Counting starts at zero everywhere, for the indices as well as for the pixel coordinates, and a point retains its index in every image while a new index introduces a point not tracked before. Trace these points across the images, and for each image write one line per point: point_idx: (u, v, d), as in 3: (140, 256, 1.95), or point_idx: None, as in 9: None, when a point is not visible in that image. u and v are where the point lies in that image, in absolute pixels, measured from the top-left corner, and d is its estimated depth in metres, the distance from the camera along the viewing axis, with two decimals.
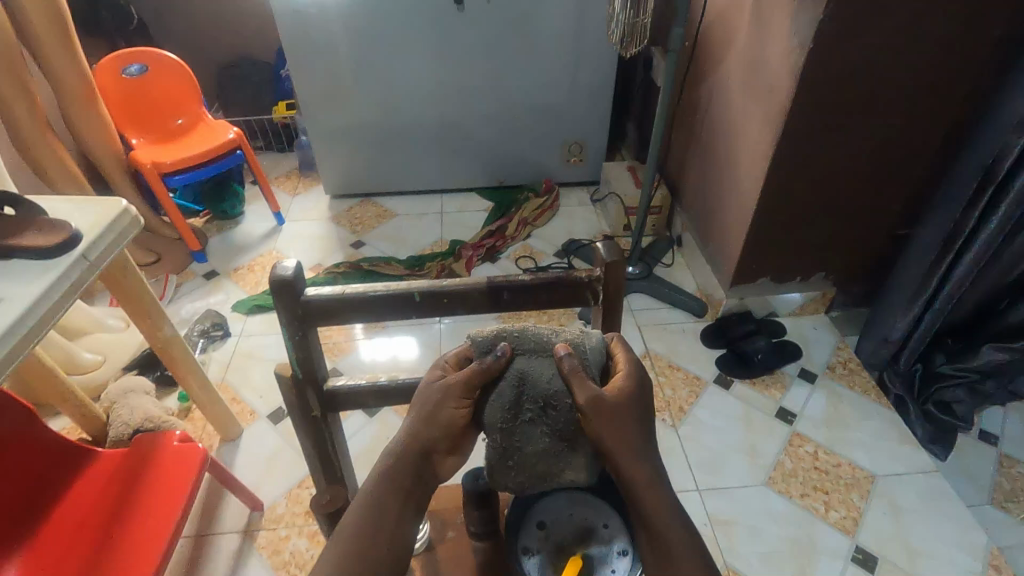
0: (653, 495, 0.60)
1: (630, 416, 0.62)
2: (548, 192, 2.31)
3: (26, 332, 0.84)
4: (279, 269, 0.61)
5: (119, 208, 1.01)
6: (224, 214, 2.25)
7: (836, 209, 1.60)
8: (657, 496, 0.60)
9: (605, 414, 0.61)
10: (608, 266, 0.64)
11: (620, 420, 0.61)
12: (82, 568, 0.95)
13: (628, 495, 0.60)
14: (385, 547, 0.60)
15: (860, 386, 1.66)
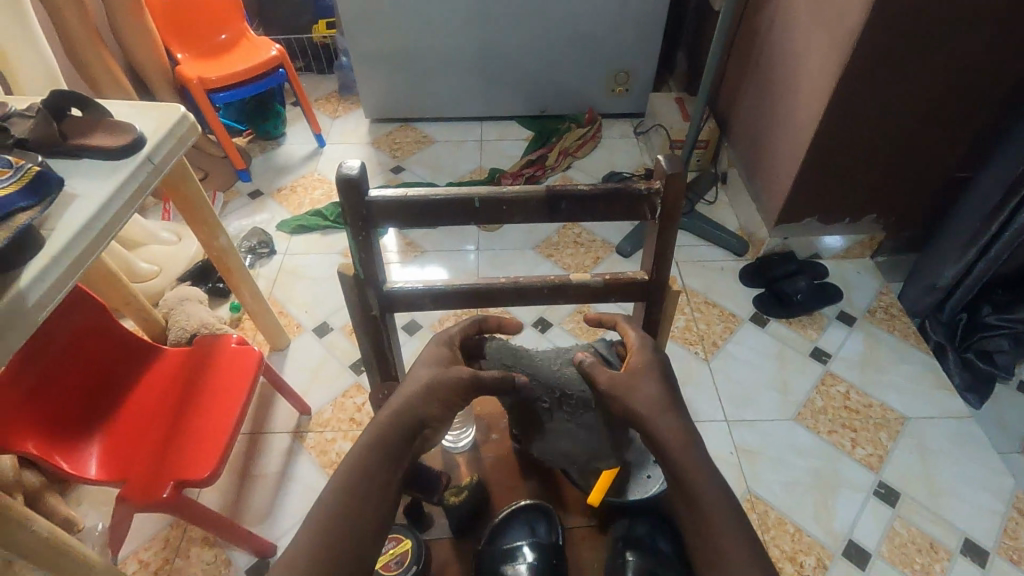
0: (687, 458, 0.62)
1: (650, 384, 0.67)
2: (591, 122, 2.24)
3: (101, 227, 0.89)
4: (344, 168, 0.62)
5: (178, 114, 1.05)
6: (267, 134, 2.27)
7: (895, 147, 1.52)
8: (690, 457, 0.62)
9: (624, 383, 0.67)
10: (669, 178, 0.63)
11: (646, 394, 0.66)
12: (156, 449, 1.04)
13: (662, 423, 0.64)
14: (375, 503, 0.59)
15: (900, 331, 1.64)
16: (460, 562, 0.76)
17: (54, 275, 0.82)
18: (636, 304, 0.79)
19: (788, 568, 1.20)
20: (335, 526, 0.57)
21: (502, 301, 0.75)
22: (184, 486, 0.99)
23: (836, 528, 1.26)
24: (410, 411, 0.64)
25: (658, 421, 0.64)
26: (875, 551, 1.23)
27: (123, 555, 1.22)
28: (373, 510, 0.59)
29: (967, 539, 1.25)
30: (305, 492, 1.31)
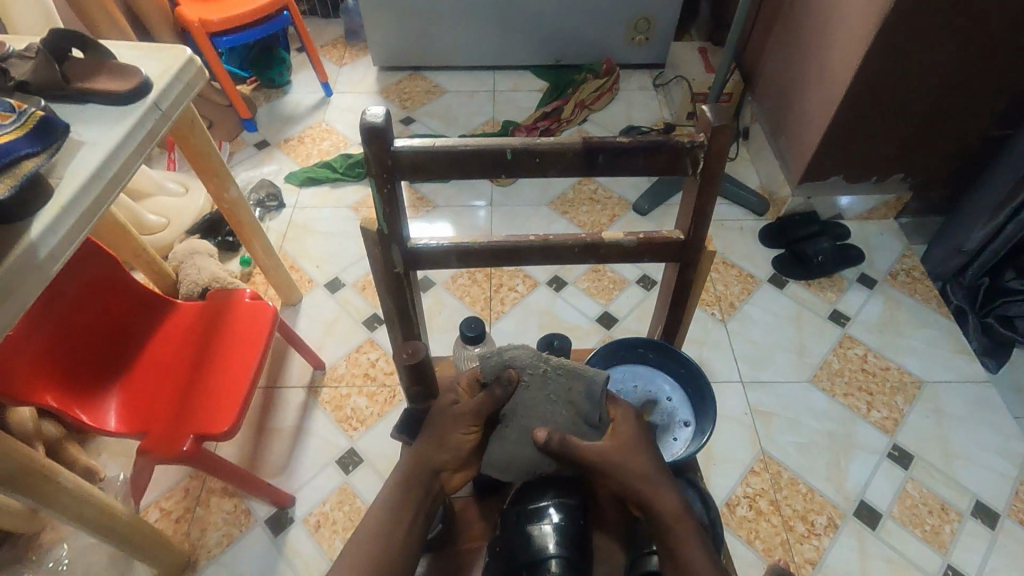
0: (681, 531, 0.60)
1: (647, 453, 0.64)
2: (609, 73, 2.15)
3: (110, 177, 0.86)
4: (369, 115, 0.58)
5: (185, 57, 1.01)
6: (272, 82, 2.18)
7: (932, 102, 1.45)
8: (684, 531, 0.60)
9: (623, 454, 0.62)
10: (716, 130, 0.59)
11: (631, 457, 0.63)
12: (174, 405, 1.04)
13: (657, 492, 0.61)
14: (399, 553, 0.59)
15: (922, 295, 1.61)
16: (484, 521, 0.76)
17: (64, 228, 0.80)
18: (668, 265, 0.76)
19: (799, 526, 1.22)
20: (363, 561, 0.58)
21: (530, 259, 0.73)
22: (203, 440, 0.99)
23: (848, 488, 1.27)
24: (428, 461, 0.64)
25: (659, 495, 0.61)
26: (886, 512, 1.24)
27: (144, 504, 1.24)
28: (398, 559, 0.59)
29: (978, 501, 1.26)
30: (321, 446, 1.32)
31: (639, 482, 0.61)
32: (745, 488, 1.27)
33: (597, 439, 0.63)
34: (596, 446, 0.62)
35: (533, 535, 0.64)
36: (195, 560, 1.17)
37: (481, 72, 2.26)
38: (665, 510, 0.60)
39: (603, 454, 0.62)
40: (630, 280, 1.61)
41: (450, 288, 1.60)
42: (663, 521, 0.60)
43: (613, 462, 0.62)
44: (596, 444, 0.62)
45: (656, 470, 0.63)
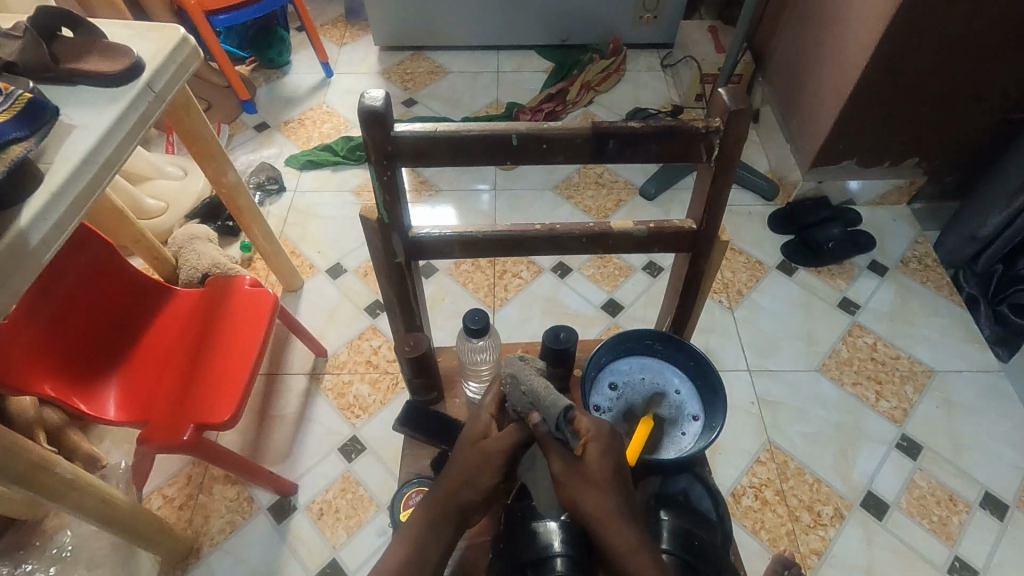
0: (640, 562, 0.56)
1: (611, 487, 0.60)
2: (616, 54, 2.09)
3: (103, 161, 0.84)
4: (368, 99, 0.55)
5: (178, 37, 0.97)
6: (272, 62, 2.14)
7: (950, 84, 1.40)
8: (643, 561, 0.56)
9: (580, 481, 0.59)
10: (733, 115, 0.56)
11: (603, 487, 0.59)
12: (174, 393, 1.03)
13: (614, 528, 0.58)
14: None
15: (933, 282, 1.58)
16: (488, 514, 0.74)
17: (55, 214, 0.78)
18: (680, 255, 0.73)
19: (805, 516, 1.21)
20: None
21: (536, 249, 0.70)
22: (205, 429, 0.98)
23: (855, 479, 1.26)
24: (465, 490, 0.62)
25: (613, 532, 0.58)
26: (894, 503, 1.23)
27: (147, 491, 1.24)
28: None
29: (987, 493, 1.24)
30: (323, 433, 1.32)
31: (595, 515, 0.58)
32: (751, 478, 1.25)
33: (562, 462, 0.60)
34: (557, 467, 0.60)
35: (538, 533, 0.62)
36: (199, 547, 1.17)
37: (484, 52, 2.21)
38: (618, 543, 0.57)
39: (571, 471, 0.60)
40: (636, 267, 1.58)
41: (453, 274, 1.58)
42: (616, 553, 0.57)
43: (567, 488, 0.60)
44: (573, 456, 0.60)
45: (623, 506, 0.59)
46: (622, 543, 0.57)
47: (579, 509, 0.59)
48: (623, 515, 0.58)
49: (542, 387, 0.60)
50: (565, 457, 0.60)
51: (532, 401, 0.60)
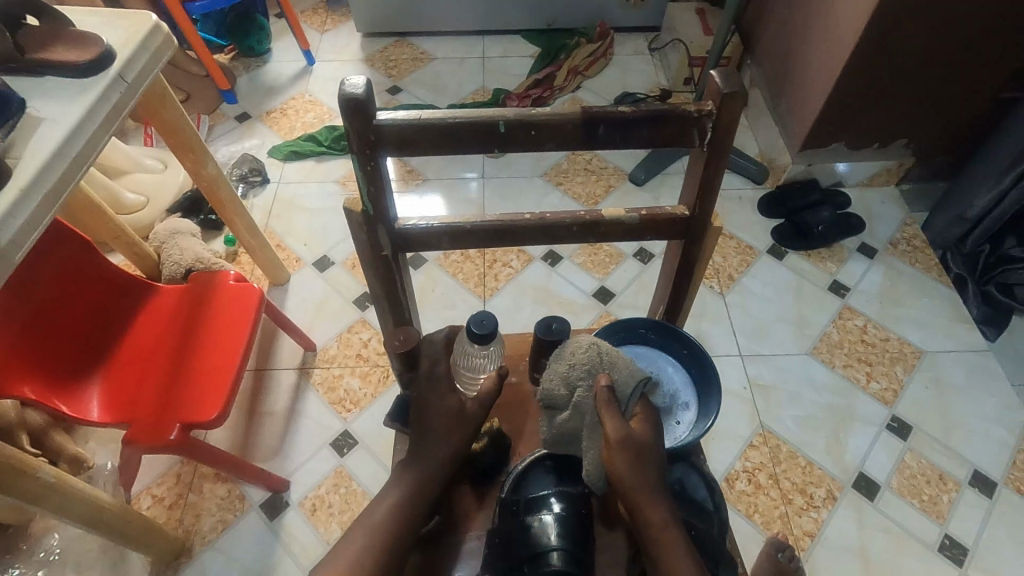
0: (667, 537, 0.58)
1: (651, 460, 0.62)
2: (603, 37, 2.06)
3: (75, 155, 0.81)
4: (348, 86, 0.53)
5: (150, 24, 0.93)
6: (251, 50, 2.08)
7: (939, 65, 1.39)
8: (671, 537, 0.58)
9: (629, 453, 0.61)
10: (726, 98, 0.54)
11: (644, 462, 0.61)
12: (158, 393, 1.00)
13: (648, 505, 0.60)
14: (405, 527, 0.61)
15: (922, 264, 1.58)
16: (483, 511, 0.73)
17: (26, 211, 0.75)
18: (672, 241, 0.72)
19: (798, 499, 1.21)
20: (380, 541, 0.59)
21: (526, 240, 0.68)
22: (192, 428, 0.96)
23: (847, 460, 1.27)
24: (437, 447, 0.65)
25: (645, 511, 0.59)
26: (885, 483, 1.24)
27: (136, 491, 1.22)
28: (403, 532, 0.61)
29: (977, 471, 1.25)
30: (314, 429, 1.30)
31: (636, 486, 0.60)
32: (745, 463, 1.26)
33: (619, 426, 0.61)
34: (615, 434, 0.61)
35: (532, 527, 0.61)
36: (191, 546, 1.16)
37: (469, 37, 2.16)
38: (652, 517, 0.59)
39: (624, 441, 0.61)
40: (627, 254, 1.57)
41: (443, 264, 1.56)
42: (648, 526, 0.59)
43: (617, 458, 0.60)
44: (628, 426, 0.62)
45: (657, 483, 0.61)
46: (652, 517, 0.59)
47: (620, 478, 0.60)
48: (658, 489, 0.61)
49: (621, 357, 0.65)
50: (623, 425, 0.61)
51: (608, 369, 0.64)
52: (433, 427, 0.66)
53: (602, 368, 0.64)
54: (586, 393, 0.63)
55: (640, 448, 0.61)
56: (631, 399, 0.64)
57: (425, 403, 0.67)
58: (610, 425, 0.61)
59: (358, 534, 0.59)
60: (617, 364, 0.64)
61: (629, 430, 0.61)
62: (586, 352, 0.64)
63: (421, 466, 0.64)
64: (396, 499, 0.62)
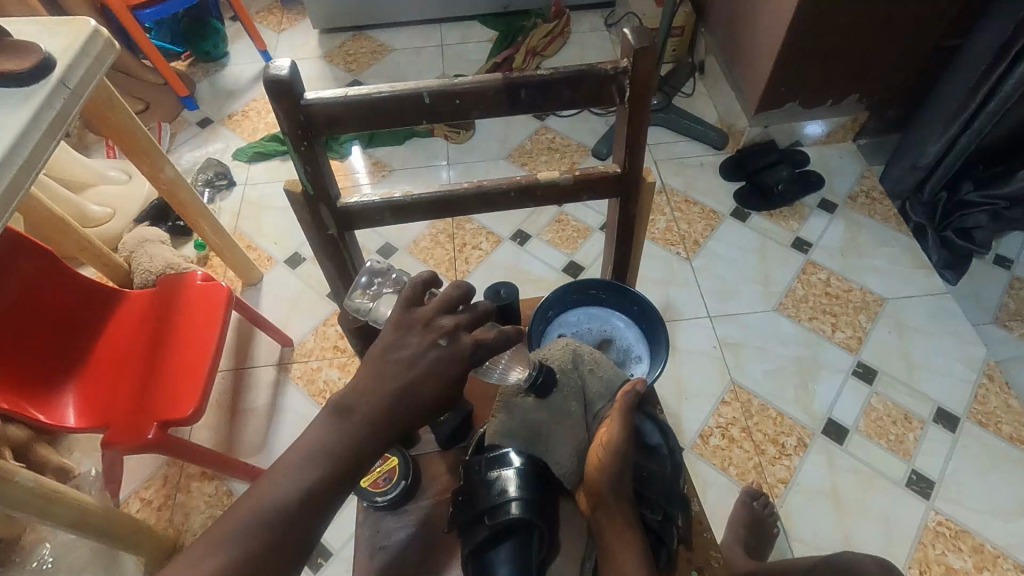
0: (621, 543, 0.61)
1: (627, 473, 0.64)
2: (558, 17, 2.07)
3: (22, 163, 0.82)
4: (272, 69, 0.54)
5: (88, 29, 0.94)
6: (208, 55, 2.07)
7: (882, 17, 1.41)
8: (624, 543, 0.61)
9: (616, 460, 0.63)
10: (638, 55, 0.56)
11: (623, 474, 0.63)
12: (134, 395, 1.02)
13: (612, 512, 0.62)
14: (322, 496, 0.49)
15: (881, 215, 1.62)
16: (451, 473, 0.76)
17: None
18: (611, 201, 0.75)
19: (770, 449, 1.25)
20: (284, 515, 0.47)
21: (468, 208, 0.71)
22: (170, 426, 0.97)
23: (816, 409, 1.31)
24: (394, 416, 0.51)
25: (611, 515, 0.62)
26: (853, 427, 1.28)
27: (124, 496, 1.24)
28: (319, 499, 0.49)
29: (940, 408, 1.30)
30: (297, 422, 1.32)
31: (608, 492, 0.62)
32: (717, 419, 1.29)
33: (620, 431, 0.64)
34: (612, 433, 0.65)
35: (493, 480, 0.63)
36: (182, 544, 1.18)
37: (426, 27, 2.17)
38: (614, 520, 0.62)
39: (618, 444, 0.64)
40: (593, 228, 1.60)
41: (414, 251, 1.58)
42: (607, 529, 0.62)
43: (603, 455, 0.64)
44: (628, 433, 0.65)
45: (626, 493, 0.64)
46: (615, 519, 0.62)
47: (596, 476, 0.63)
48: (626, 490, 0.64)
49: (602, 360, 0.73)
50: (623, 430, 0.65)
51: (591, 366, 0.72)
52: (403, 393, 0.51)
53: (577, 365, 0.71)
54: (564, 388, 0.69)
55: (627, 456, 0.63)
56: (607, 401, 0.71)
57: (427, 375, 0.52)
58: (614, 426, 0.65)
59: (274, 507, 0.48)
60: (601, 367, 0.72)
61: (624, 437, 0.64)
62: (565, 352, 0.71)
63: (372, 441, 0.51)
64: (327, 465, 0.49)
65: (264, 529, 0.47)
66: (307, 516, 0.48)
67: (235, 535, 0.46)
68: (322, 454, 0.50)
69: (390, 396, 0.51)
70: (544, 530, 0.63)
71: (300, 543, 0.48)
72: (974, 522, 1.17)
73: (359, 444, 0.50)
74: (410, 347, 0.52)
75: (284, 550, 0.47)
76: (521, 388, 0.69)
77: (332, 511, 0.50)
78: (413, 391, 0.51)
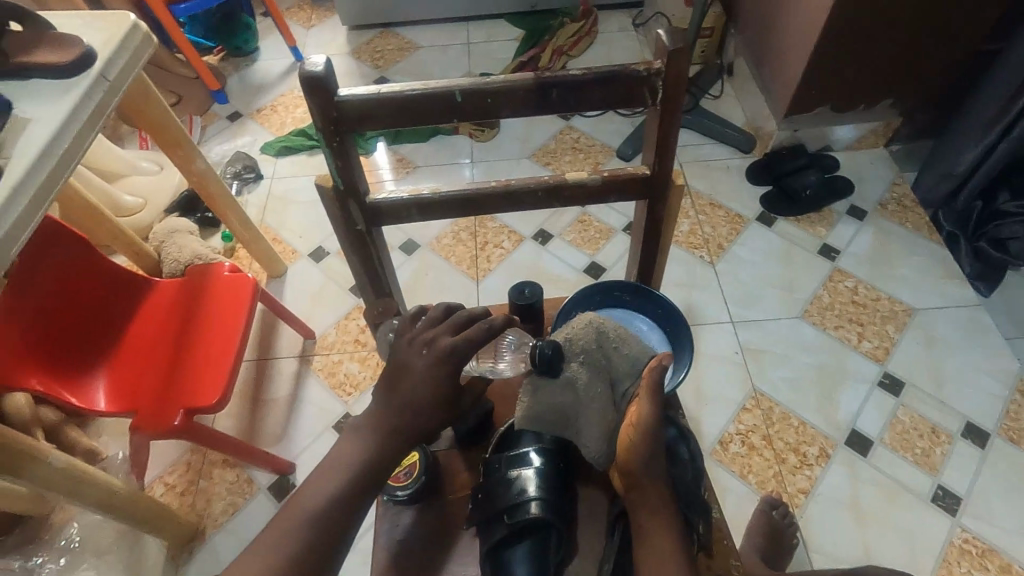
0: (657, 528, 0.60)
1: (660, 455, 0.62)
2: (586, 16, 2.05)
3: (62, 153, 0.84)
4: (307, 65, 0.55)
5: (127, 23, 0.96)
6: (239, 50, 2.11)
7: (919, 20, 1.38)
8: (659, 527, 0.60)
9: (648, 441, 0.61)
10: (671, 56, 0.56)
11: (656, 455, 0.62)
12: (162, 381, 1.04)
13: (645, 502, 0.61)
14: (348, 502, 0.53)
15: (912, 223, 1.58)
16: (470, 470, 0.77)
17: (16, 210, 0.78)
18: (638, 204, 0.74)
19: (791, 458, 1.23)
20: (317, 521, 0.52)
21: (492, 207, 0.71)
22: (193, 413, 0.99)
23: (839, 419, 1.28)
24: (403, 422, 0.56)
25: (644, 498, 0.61)
26: (877, 439, 1.26)
27: (149, 480, 1.27)
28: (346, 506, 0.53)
29: (969, 423, 1.27)
30: (316, 414, 1.34)
31: (643, 474, 0.61)
32: (738, 425, 1.28)
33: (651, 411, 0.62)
34: (643, 412, 0.62)
35: (512, 479, 0.64)
36: (203, 530, 1.20)
37: (453, 25, 2.17)
38: (650, 505, 0.61)
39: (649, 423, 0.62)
40: (616, 229, 1.59)
41: (437, 248, 1.59)
42: (643, 512, 0.61)
43: (637, 438, 0.61)
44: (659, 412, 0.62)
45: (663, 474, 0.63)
46: (650, 500, 0.61)
47: (630, 458, 0.61)
48: (661, 469, 0.62)
49: (629, 336, 0.69)
50: (655, 410, 0.62)
51: (617, 345, 0.68)
52: (406, 399, 0.57)
53: (601, 342, 0.68)
54: (582, 368, 0.66)
55: (661, 435, 0.62)
56: (634, 378, 0.67)
57: (421, 381, 0.56)
58: (643, 404, 0.63)
59: (304, 516, 0.52)
60: (627, 344, 0.68)
61: (654, 416, 0.62)
62: (588, 328, 0.68)
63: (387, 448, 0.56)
64: (349, 474, 0.54)
65: (299, 536, 0.51)
66: (336, 520, 0.52)
67: (275, 544, 0.51)
68: (347, 463, 0.55)
69: (397, 406, 0.56)
70: (561, 532, 0.63)
71: (334, 544, 0.52)
72: (1001, 541, 1.13)
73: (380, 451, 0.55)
74: (401, 359, 0.58)
75: (316, 553, 0.51)
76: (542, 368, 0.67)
77: (362, 515, 0.54)
78: (411, 395, 0.56)
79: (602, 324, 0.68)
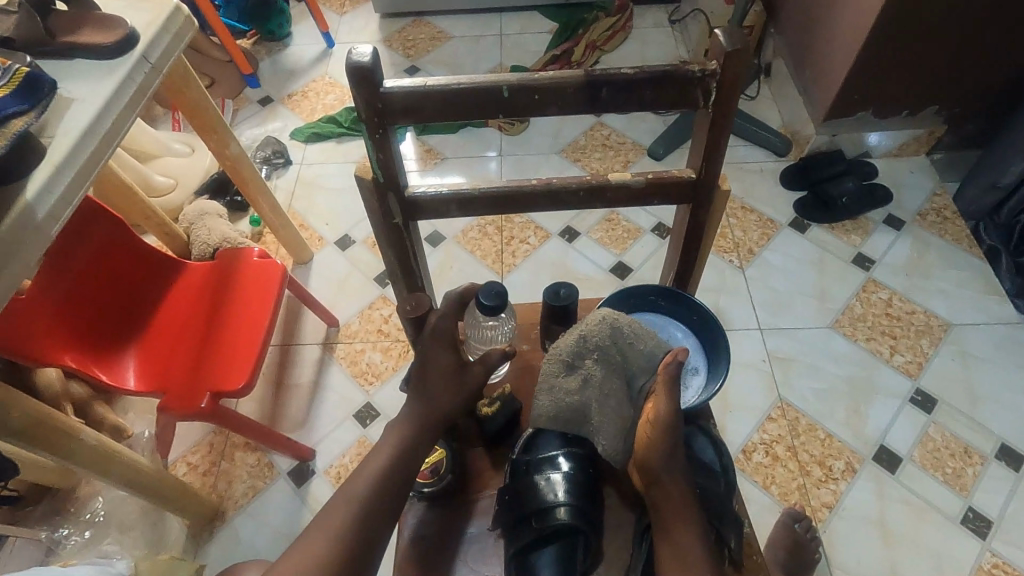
0: (680, 529, 0.59)
1: (681, 452, 0.62)
2: (621, 10, 2.01)
3: (103, 135, 0.85)
4: (355, 55, 0.54)
5: (170, 5, 0.97)
6: (272, 35, 2.11)
7: (972, 26, 1.33)
8: (683, 529, 0.59)
9: (667, 440, 0.60)
10: (728, 56, 0.54)
11: (676, 453, 0.61)
12: (190, 363, 1.05)
13: (670, 505, 0.60)
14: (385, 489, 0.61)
15: (952, 235, 1.53)
16: (496, 469, 0.76)
17: (58, 190, 0.79)
18: (680, 207, 0.72)
19: (816, 471, 1.21)
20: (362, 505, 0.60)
21: (531, 205, 0.70)
22: (221, 396, 1.00)
23: (868, 434, 1.25)
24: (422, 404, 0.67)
25: (667, 498, 0.61)
26: (907, 456, 1.22)
27: (171, 459, 1.28)
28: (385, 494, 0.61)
29: (1003, 445, 1.23)
30: (337, 401, 1.34)
31: (664, 472, 0.60)
32: (762, 435, 1.26)
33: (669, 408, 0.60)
34: (661, 410, 0.60)
35: (539, 483, 0.63)
36: (224, 511, 1.22)
37: (486, 15, 2.15)
38: (673, 504, 0.60)
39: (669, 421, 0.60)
40: (644, 229, 1.57)
41: (462, 241, 1.58)
42: (666, 513, 0.60)
43: (656, 436, 0.60)
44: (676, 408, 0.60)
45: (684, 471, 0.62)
46: (672, 497, 0.61)
47: (649, 455, 0.60)
48: (681, 466, 0.61)
49: (642, 330, 0.66)
50: (673, 407, 0.60)
51: (631, 341, 0.66)
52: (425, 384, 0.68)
53: (615, 341, 0.65)
54: (596, 367, 0.65)
55: (680, 430, 0.61)
56: (649, 375, 0.66)
57: (432, 364, 0.68)
58: (660, 402, 0.61)
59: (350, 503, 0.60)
60: (641, 339, 0.66)
61: (671, 413, 0.60)
62: (601, 324, 0.65)
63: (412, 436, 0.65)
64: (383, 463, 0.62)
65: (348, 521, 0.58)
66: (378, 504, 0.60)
67: (326, 533, 0.57)
68: (383, 467, 0.62)
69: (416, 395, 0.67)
70: (591, 538, 0.62)
71: (371, 544, 0.58)
72: None
73: (409, 463, 0.64)
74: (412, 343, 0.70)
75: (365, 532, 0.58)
76: (559, 369, 0.66)
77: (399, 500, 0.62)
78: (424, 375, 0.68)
79: (616, 321, 0.66)
